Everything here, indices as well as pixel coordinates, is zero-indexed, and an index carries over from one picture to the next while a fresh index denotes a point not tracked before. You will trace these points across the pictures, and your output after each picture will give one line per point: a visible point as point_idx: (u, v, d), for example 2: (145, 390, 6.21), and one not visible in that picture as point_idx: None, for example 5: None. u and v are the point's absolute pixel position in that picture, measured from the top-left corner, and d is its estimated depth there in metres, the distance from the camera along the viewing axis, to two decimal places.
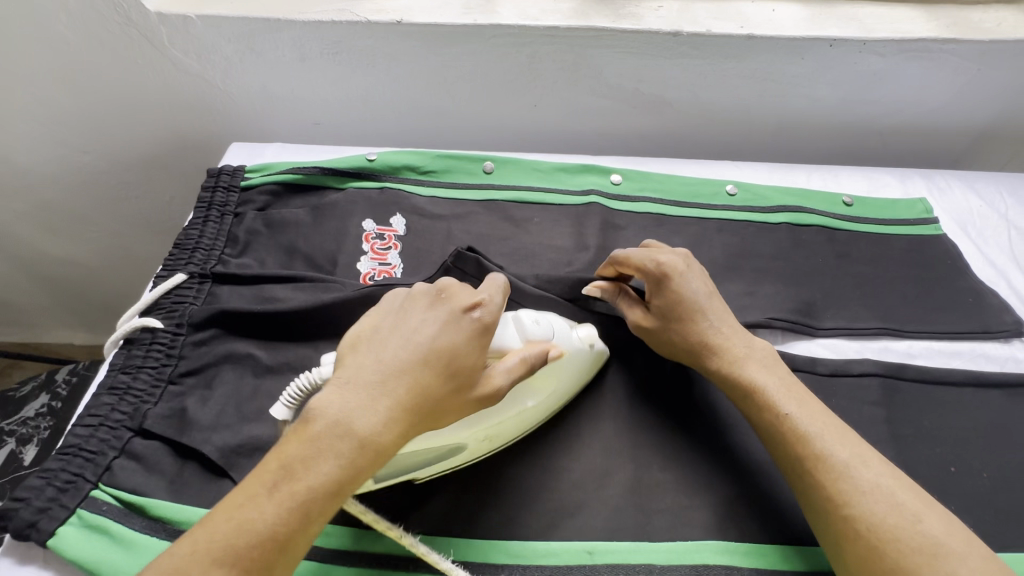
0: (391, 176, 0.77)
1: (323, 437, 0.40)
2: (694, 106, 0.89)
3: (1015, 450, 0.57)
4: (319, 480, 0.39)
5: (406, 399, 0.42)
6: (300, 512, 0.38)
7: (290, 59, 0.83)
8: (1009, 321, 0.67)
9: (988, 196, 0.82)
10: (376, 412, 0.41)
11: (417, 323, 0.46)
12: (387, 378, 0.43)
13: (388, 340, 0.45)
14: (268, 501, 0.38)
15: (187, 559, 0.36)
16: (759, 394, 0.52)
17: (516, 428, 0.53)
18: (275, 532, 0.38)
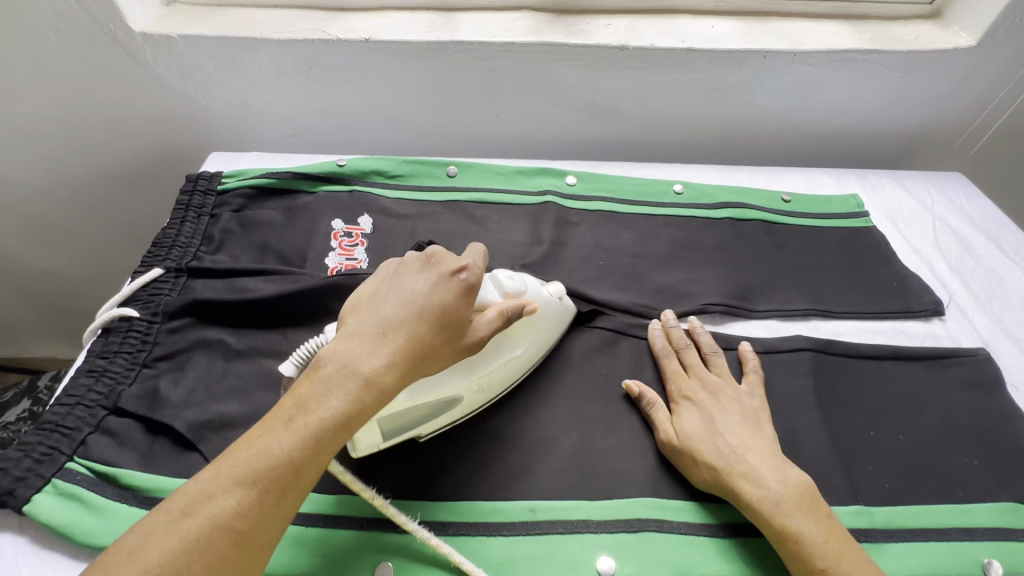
0: (360, 180, 0.83)
1: (333, 377, 0.45)
2: (646, 114, 0.96)
3: (932, 414, 0.62)
4: (328, 415, 0.44)
5: (406, 346, 0.48)
6: (312, 443, 0.43)
7: (267, 74, 0.90)
8: (929, 301, 0.72)
9: (916, 191, 0.89)
10: (378, 358, 0.47)
11: (412, 284, 0.51)
12: (389, 328, 0.48)
13: (387, 298, 0.51)
14: (283, 432, 0.43)
15: (214, 481, 0.41)
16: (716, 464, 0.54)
17: (504, 379, 0.59)
18: (290, 459, 0.42)
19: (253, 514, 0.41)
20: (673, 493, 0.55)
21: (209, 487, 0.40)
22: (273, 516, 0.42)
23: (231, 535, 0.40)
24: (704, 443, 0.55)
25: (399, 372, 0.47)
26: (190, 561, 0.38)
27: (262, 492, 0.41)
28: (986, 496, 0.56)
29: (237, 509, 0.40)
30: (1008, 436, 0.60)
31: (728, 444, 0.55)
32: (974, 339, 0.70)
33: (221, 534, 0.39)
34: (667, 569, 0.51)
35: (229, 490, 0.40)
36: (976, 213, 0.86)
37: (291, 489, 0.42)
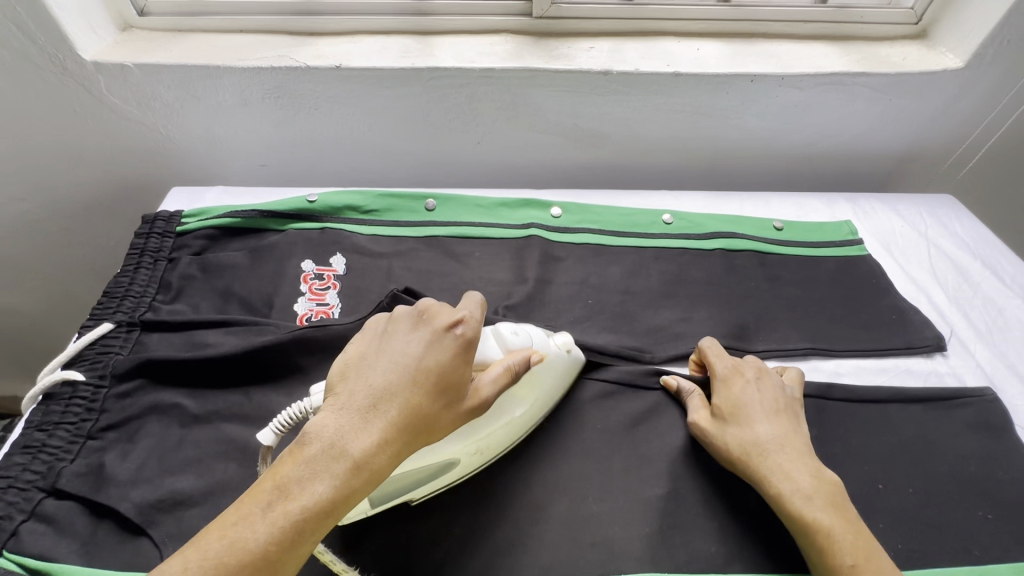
0: (332, 217, 0.78)
1: (319, 456, 0.39)
2: (631, 139, 0.93)
3: (942, 463, 0.58)
4: (314, 501, 0.37)
5: (401, 417, 0.42)
6: (293, 537, 0.36)
7: (231, 103, 0.84)
8: (930, 336, 0.69)
9: (909, 216, 0.86)
10: (370, 432, 0.40)
11: (408, 342, 0.45)
12: (381, 396, 0.42)
13: (381, 358, 0.44)
14: (259, 525, 0.36)
15: None
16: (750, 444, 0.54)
17: (504, 438, 0.54)
18: (268, 558, 0.35)
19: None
20: (673, 564, 0.51)
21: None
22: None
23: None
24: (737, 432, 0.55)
25: (394, 448, 0.41)
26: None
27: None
28: (1002, 555, 0.52)
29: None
30: (1022, 485, 0.57)
31: (766, 448, 0.53)
32: (978, 376, 0.67)
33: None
34: None
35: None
36: (970, 238, 0.84)
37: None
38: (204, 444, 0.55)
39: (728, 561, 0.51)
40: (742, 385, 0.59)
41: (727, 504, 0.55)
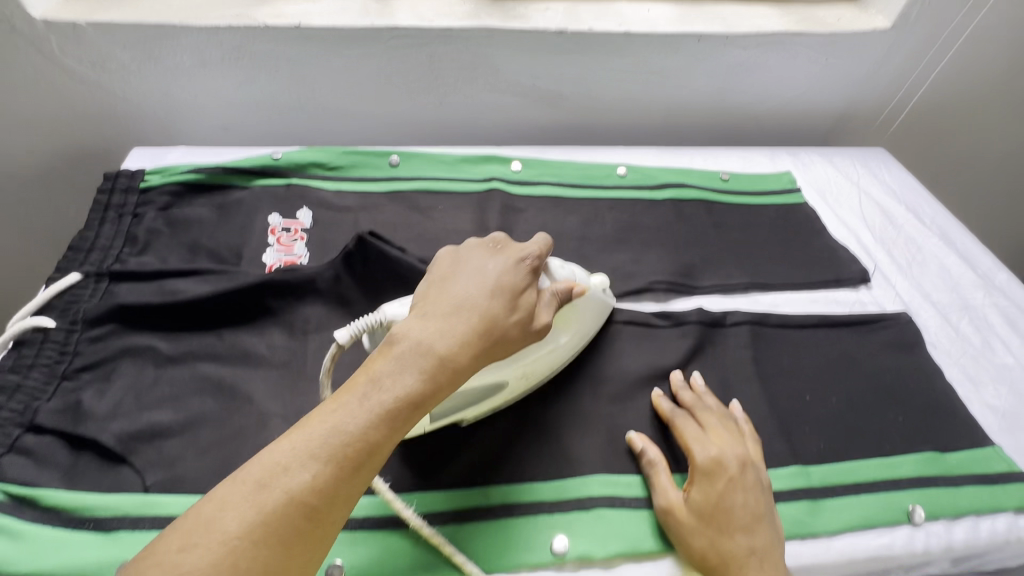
0: (297, 173, 0.79)
1: (407, 358, 0.44)
2: (588, 99, 0.97)
3: (861, 375, 0.65)
4: (401, 393, 0.42)
5: (474, 329, 0.47)
6: (385, 423, 0.41)
7: (190, 64, 0.84)
8: (856, 270, 0.76)
9: (843, 167, 0.93)
10: (448, 339, 0.45)
11: (486, 270, 0.51)
12: (460, 313, 0.47)
13: (463, 282, 0.50)
14: (358, 410, 0.41)
15: (293, 455, 0.39)
16: (714, 496, 0.51)
17: (542, 368, 0.58)
18: (365, 439, 0.40)
19: (329, 492, 0.39)
20: (623, 469, 0.56)
21: (287, 460, 0.39)
22: (347, 494, 0.40)
23: (304, 511, 0.38)
24: (703, 487, 0.52)
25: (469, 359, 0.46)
26: (263, 538, 0.36)
27: (337, 471, 0.39)
28: (908, 449, 0.60)
29: (314, 487, 0.38)
30: (929, 391, 0.64)
31: (720, 500, 0.51)
32: (897, 304, 0.74)
33: (295, 511, 0.38)
34: (619, 543, 0.52)
35: (304, 464, 0.39)
36: (896, 185, 0.91)
37: (364, 470, 0.41)
38: (181, 381, 0.57)
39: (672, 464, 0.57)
40: (714, 437, 0.55)
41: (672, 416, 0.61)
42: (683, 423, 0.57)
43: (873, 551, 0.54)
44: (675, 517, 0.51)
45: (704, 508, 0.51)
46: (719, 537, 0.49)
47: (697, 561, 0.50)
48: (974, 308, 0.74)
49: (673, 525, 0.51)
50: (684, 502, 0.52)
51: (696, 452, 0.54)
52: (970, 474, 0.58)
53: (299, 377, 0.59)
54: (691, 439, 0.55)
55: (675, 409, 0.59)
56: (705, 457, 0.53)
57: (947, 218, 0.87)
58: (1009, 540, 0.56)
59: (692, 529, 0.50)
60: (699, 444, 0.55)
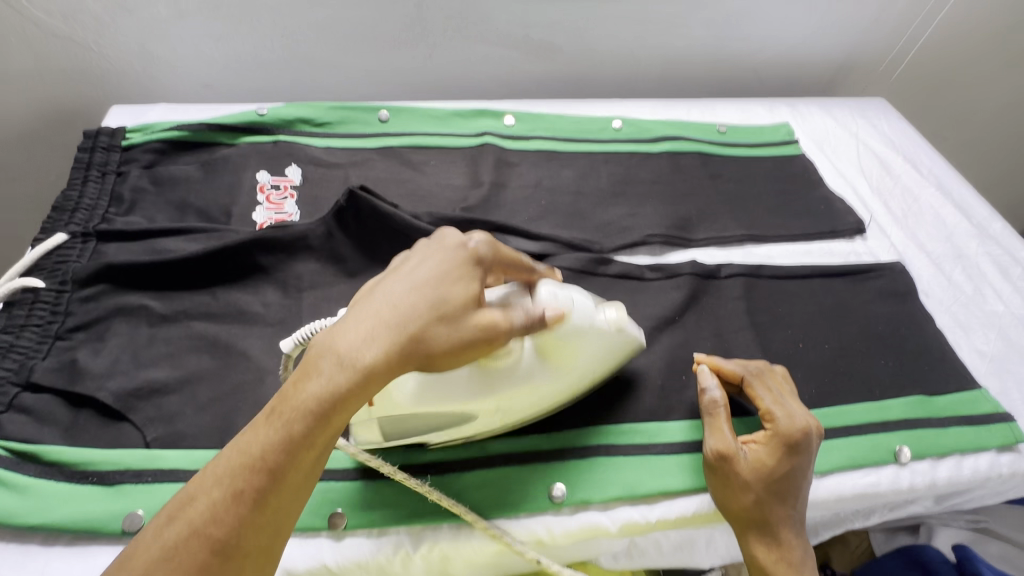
0: (285, 130, 0.77)
1: (317, 362, 0.38)
2: (582, 50, 0.94)
3: (854, 323, 0.66)
4: (308, 406, 0.37)
5: (391, 319, 0.39)
6: (291, 438, 0.36)
7: (167, 16, 0.81)
8: (852, 221, 0.76)
9: (842, 118, 0.91)
10: (366, 329, 0.39)
11: (421, 261, 0.43)
12: (377, 307, 0.40)
13: (393, 276, 0.42)
14: (263, 425, 0.37)
15: (198, 482, 0.36)
16: (785, 462, 0.51)
17: (524, 404, 0.51)
18: (268, 457, 0.36)
19: (226, 523, 0.35)
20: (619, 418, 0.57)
21: (189, 491, 0.36)
22: (257, 526, 0.35)
23: (208, 544, 0.34)
24: (777, 453, 0.51)
25: (385, 359, 0.38)
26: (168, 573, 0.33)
27: (237, 500, 0.35)
28: (898, 393, 0.61)
29: (213, 520, 0.34)
30: (920, 338, 0.65)
31: (789, 466, 0.51)
32: (891, 254, 0.74)
33: (198, 544, 0.34)
34: (617, 488, 0.53)
35: (208, 491, 0.35)
36: (896, 136, 0.90)
37: (274, 500, 0.36)
38: (178, 339, 0.57)
39: (668, 412, 0.58)
40: (791, 406, 0.54)
41: (668, 365, 0.62)
42: (760, 383, 0.56)
43: (860, 489, 0.56)
44: (736, 472, 0.51)
45: (772, 471, 0.51)
46: (774, 499, 0.51)
47: (738, 511, 0.51)
48: (967, 257, 0.75)
49: (728, 476, 0.51)
50: (751, 462, 0.51)
51: (781, 418, 0.52)
52: (956, 416, 0.59)
53: (294, 333, 0.59)
54: (772, 401, 0.54)
55: (746, 369, 0.57)
56: (792, 424, 0.52)
57: (945, 168, 0.86)
58: (991, 477, 0.58)
59: (752, 486, 0.51)
60: (782, 409, 0.53)
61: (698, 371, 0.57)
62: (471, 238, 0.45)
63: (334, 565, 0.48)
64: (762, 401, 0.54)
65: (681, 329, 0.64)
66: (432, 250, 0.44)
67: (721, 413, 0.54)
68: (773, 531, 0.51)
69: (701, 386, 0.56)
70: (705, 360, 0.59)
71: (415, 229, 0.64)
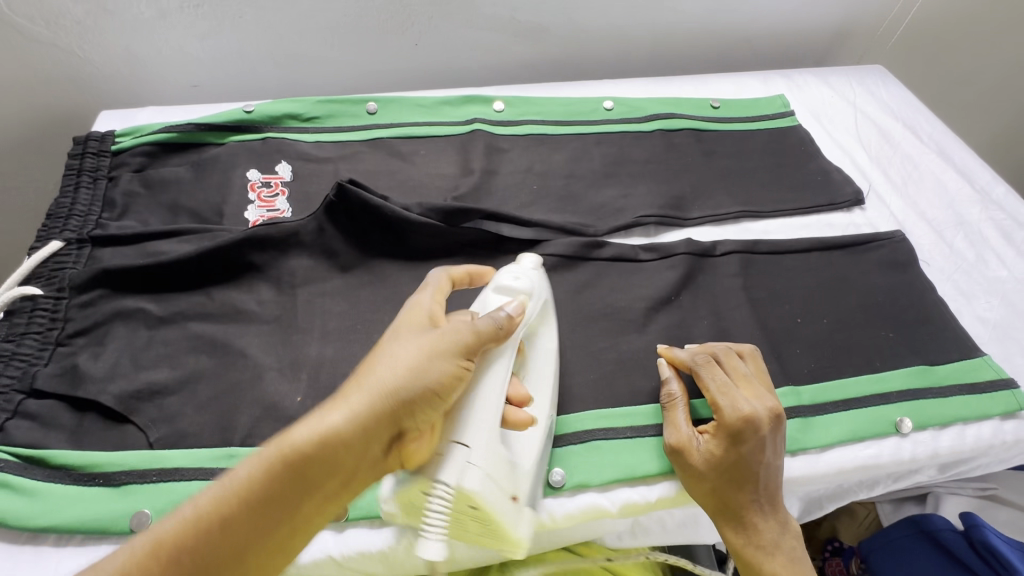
0: (272, 126, 0.77)
1: (296, 452, 0.39)
2: (570, 30, 0.92)
3: (853, 295, 0.65)
4: (259, 476, 0.38)
5: (379, 417, 0.41)
6: (235, 503, 0.38)
7: (149, 16, 0.80)
8: (850, 192, 0.75)
9: (839, 87, 0.89)
10: (333, 407, 0.41)
11: (416, 346, 0.44)
12: (370, 399, 0.41)
13: (386, 360, 0.44)
14: (213, 489, 0.38)
15: (142, 554, 0.35)
16: (734, 452, 0.50)
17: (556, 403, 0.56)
18: (209, 524, 0.37)
19: None
20: (617, 401, 0.57)
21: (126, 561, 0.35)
22: None
23: None
24: (726, 446, 0.51)
25: (337, 439, 0.40)
26: None
27: (165, 559, 0.35)
28: (899, 364, 0.60)
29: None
30: (921, 307, 0.64)
31: (740, 457, 0.50)
32: (891, 224, 0.73)
33: None
34: (616, 470, 0.53)
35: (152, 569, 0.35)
36: (895, 103, 0.88)
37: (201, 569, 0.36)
38: (176, 341, 0.58)
39: None
40: (738, 394, 0.53)
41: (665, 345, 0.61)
42: (709, 371, 0.54)
43: (862, 462, 0.55)
44: (688, 463, 0.51)
45: (721, 461, 0.50)
46: (730, 487, 0.51)
47: (697, 499, 0.52)
48: (970, 223, 0.73)
49: (681, 467, 0.52)
50: (701, 454, 0.51)
51: (726, 408, 0.52)
52: (957, 384, 0.59)
53: (291, 330, 0.60)
54: (718, 390, 0.53)
55: (694, 356, 0.56)
56: (735, 411, 0.51)
57: (945, 133, 0.84)
58: (994, 444, 0.57)
59: (704, 476, 0.51)
60: (727, 398, 0.52)
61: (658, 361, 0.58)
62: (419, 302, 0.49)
63: (340, 556, 0.49)
64: (707, 392, 0.53)
65: (678, 308, 0.64)
66: (420, 330, 0.46)
67: (678, 402, 0.55)
68: (735, 516, 0.51)
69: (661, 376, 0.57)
70: (660, 352, 0.58)
71: (406, 221, 0.64)
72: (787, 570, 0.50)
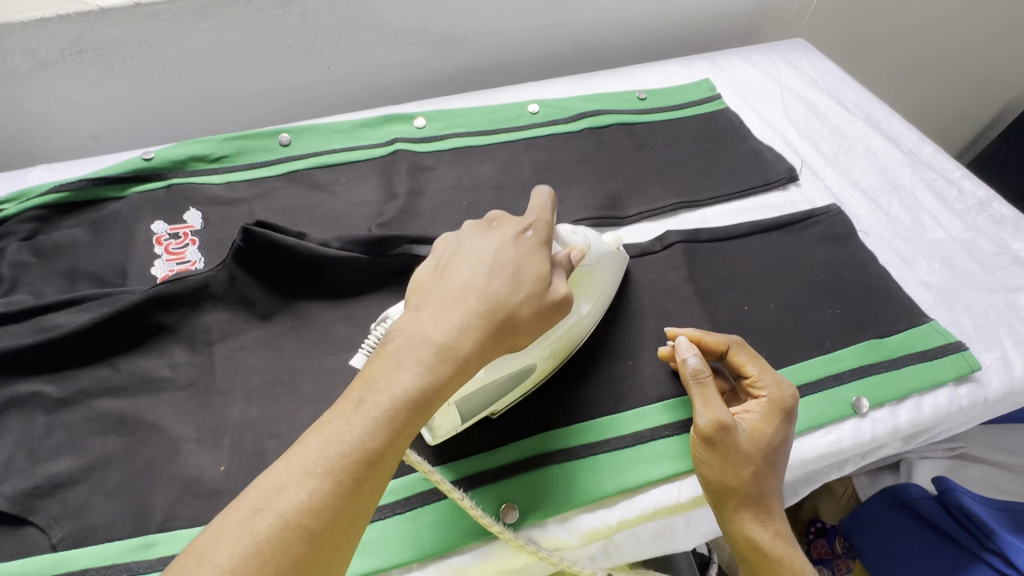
0: (177, 172, 0.71)
1: (404, 351, 0.40)
2: (487, 35, 0.89)
3: (798, 276, 0.64)
4: (398, 397, 0.38)
5: (481, 313, 0.43)
6: (385, 428, 0.37)
7: (28, 68, 0.73)
8: (784, 170, 0.74)
9: (762, 64, 0.89)
10: (436, 332, 0.41)
11: (486, 251, 0.47)
12: (464, 300, 0.44)
13: (463, 271, 0.46)
14: (354, 417, 0.37)
15: (294, 474, 0.35)
16: (780, 430, 0.50)
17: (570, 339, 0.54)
18: (364, 449, 0.36)
19: (325, 512, 0.34)
20: (568, 420, 0.54)
21: (277, 482, 0.35)
22: (347, 515, 0.35)
23: (305, 537, 0.33)
24: (775, 425, 0.50)
25: (459, 350, 0.41)
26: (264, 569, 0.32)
27: (337, 488, 0.35)
28: (850, 341, 0.59)
29: (313, 506, 0.34)
30: (865, 281, 0.63)
31: (783, 434, 0.50)
32: (827, 198, 0.72)
33: (294, 535, 0.33)
34: (573, 497, 0.50)
35: (300, 482, 0.34)
36: (818, 75, 0.88)
37: (370, 486, 0.37)
38: (80, 423, 0.52)
39: (618, 405, 0.55)
40: (775, 373, 0.53)
41: (610, 352, 0.59)
42: (745, 351, 0.54)
43: (824, 450, 0.53)
44: (739, 445, 0.48)
45: (769, 442, 0.49)
46: (767, 471, 0.49)
47: (737, 488, 0.48)
48: (903, 187, 0.73)
49: (729, 451, 0.48)
50: (749, 433, 0.49)
51: (773, 386, 0.51)
52: (909, 354, 0.58)
53: (209, 394, 0.55)
54: (760, 369, 0.52)
55: (727, 338, 0.54)
56: (784, 389, 0.51)
57: (870, 100, 0.84)
58: (951, 412, 0.56)
59: (752, 458, 0.48)
60: (771, 376, 0.52)
61: (676, 345, 0.54)
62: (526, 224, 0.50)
63: None
64: (749, 370, 0.52)
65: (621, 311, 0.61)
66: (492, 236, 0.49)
67: (708, 382, 0.51)
68: (764, 505, 0.49)
69: (680, 357, 0.52)
70: (683, 333, 0.55)
71: (324, 258, 0.60)
72: (798, 559, 0.49)
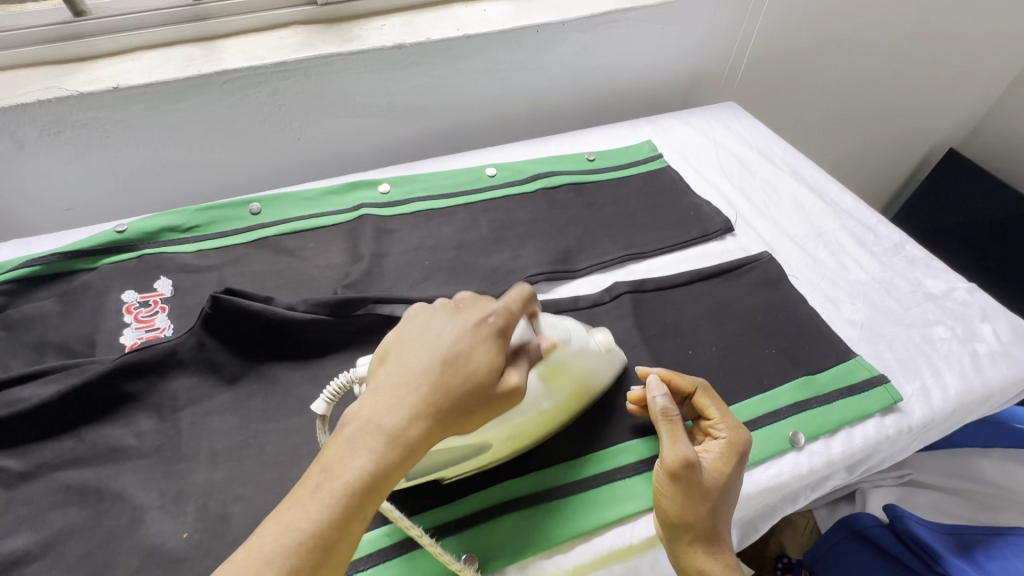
0: (149, 242, 0.75)
1: (358, 437, 0.41)
2: (447, 106, 0.96)
3: (736, 319, 0.69)
4: (351, 484, 0.39)
5: (432, 396, 0.43)
6: (340, 515, 0.39)
7: (7, 149, 0.77)
8: (720, 221, 0.80)
9: (698, 125, 0.98)
10: (390, 418, 0.42)
11: (438, 331, 0.46)
12: (414, 382, 0.43)
13: (414, 350, 0.46)
14: (312, 503, 0.39)
15: (248, 562, 0.36)
16: (737, 469, 0.53)
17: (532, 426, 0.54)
18: (320, 537, 0.38)
19: None
20: (526, 467, 0.56)
21: (236, 572, 0.36)
22: None
23: None
24: (732, 466, 0.53)
25: (407, 435, 0.42)
26: None
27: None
28: (785, 378, 0.64)
29: None
30: (796, 321, 0.69)
31: (737, 474, 0.53)
32: (760, 246, 0.79)
33: None
34: (530, 543, 0.51)
35: (258, 574, 0.36)
36: (749, 134, 0.97)
37: (327, 569, 0.38)
38: (40, 496, 0.53)
39: (573, 451, 0.58)
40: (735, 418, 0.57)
41: None
42: (710, 395, 0.57)
43: (766, 485, 0.57)
44: (700, 483, 0.51)
45: (726, 480, 0.52)
46: (721, 507, 0.52)
47: (692, 522, 0.50)
48: (827, 234, 0.80)
49: (690, 486, 0.51)
50: (710, 472, 0.52)
51: (732, 430, 0.55)
52: (839, 388, 0.63)
53: (173, 460, 0.56)
54: (722, 412, 0.56)
55: (695, 381, 0.58)
56: (741, 433, 0.55)
57: (795, 156, 0.93)
58: (880, 441, 0.60)
59: (709, 496, 0.51)
60: (731, 420, 0.56)
61: (648, 382, 0.57)
62: (489, 310, 0.48)
63: None
64: (712, 413, 0.56)
65: None
66: (447, 317, 0.47)
67: (677, 421, 0.54)
68: (715, 539, 0.51)
69: (651, 396, 0.56)
70: (655, 371, 0.59)
71: (290, 322, 0.63)
72: None
